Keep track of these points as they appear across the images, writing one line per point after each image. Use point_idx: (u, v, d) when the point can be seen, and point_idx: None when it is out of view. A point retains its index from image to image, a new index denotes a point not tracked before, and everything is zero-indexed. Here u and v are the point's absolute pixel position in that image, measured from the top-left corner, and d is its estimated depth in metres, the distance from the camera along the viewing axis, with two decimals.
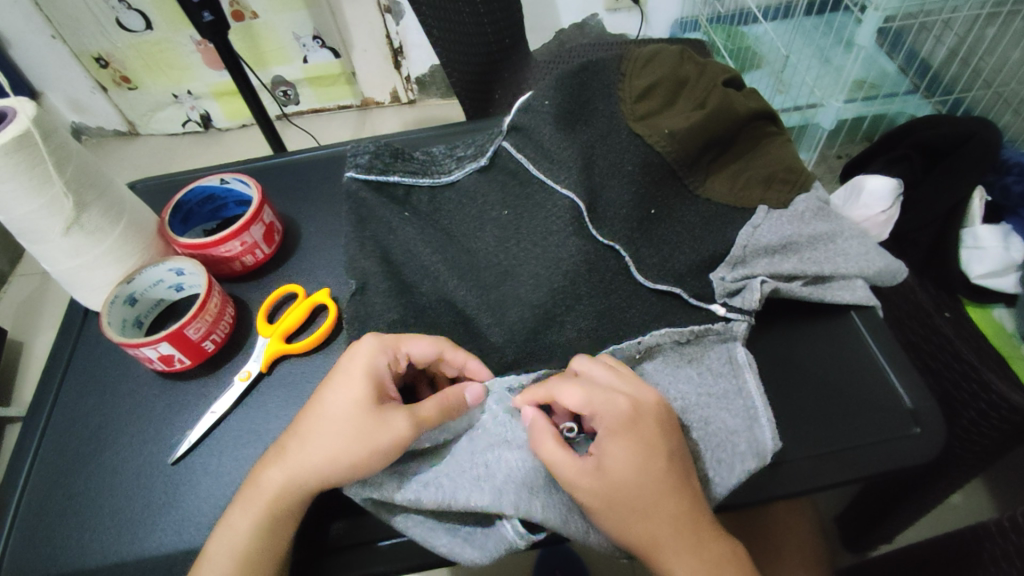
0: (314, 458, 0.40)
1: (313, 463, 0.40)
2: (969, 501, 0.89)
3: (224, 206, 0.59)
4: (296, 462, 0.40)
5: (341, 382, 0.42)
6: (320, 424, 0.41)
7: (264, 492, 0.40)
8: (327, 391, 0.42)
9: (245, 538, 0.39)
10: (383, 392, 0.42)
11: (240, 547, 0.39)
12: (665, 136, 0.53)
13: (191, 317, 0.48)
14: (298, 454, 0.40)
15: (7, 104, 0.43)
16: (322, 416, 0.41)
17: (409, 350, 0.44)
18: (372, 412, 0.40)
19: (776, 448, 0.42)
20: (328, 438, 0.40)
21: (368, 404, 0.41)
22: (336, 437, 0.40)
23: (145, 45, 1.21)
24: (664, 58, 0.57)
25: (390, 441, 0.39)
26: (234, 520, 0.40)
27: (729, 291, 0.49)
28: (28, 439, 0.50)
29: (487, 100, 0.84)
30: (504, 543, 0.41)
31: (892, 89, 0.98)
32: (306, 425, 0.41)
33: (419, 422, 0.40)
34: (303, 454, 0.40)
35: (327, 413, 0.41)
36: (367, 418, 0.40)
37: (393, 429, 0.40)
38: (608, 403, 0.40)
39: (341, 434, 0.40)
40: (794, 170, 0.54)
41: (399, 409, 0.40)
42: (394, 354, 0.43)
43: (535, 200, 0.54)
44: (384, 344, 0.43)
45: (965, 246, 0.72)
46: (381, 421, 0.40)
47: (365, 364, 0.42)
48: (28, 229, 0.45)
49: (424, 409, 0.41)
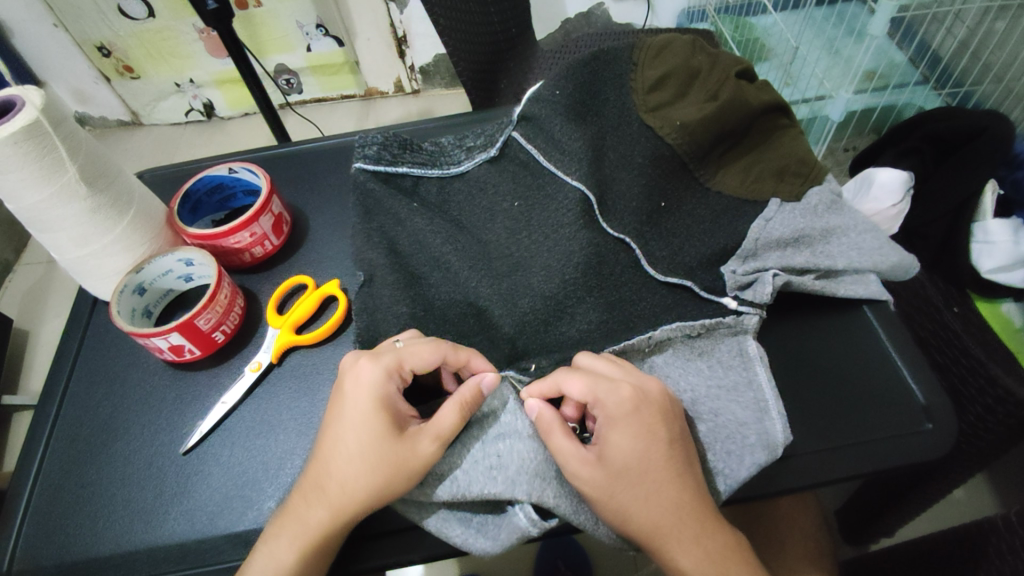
0: (352, 492, 0.39)
1: (352, 497, 0.39)
2: (973, 496, 0.89)
3: (233, 196, 0.59)
4: (336, 499, 0.39)
5: (353, 412, 0.41)
6: (346, 459, 0.40)
7: (311, 529, 0.39)
8: (340, 421, 0.41)
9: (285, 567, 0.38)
10: (398, 417, 0.41)
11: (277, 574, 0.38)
12: (676, 129, 0.52)
13: (202, 308, 0.48)
14: (332, 487, 0.40)
15: (15, 91, 0.42)
16: (346, 450, 0.40)
17: (413, 366, 0.42)
18: (396, 441, 0.40)
19: (786, 441, 0.42)
20: (363, 474, 0.39)
21: (389, 433, 0.40)
22: (369, 473, 0.39)
23: (148, 33, 1.20)
24: (676, 48, 0.56)
25: (424, 466, 0.39)
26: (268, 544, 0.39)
27: (740, 284, 0.48)
28: (38, 429, 0.50)
29: (494, 89, 0.83)
30: (516, 532, 0.40)
31: (901, 79, 0.97)
32: (329, 456, 0.40)
33: (444, 438, 0.40)
34: (339, 490, 0.40)
35: (353, 448, 0.40)
36: (390, 448, 0.39)
37: (423, 454, 0.39)
38: (611, 391, 0.40)
39: (373, 470, 0.39)
40: (806, 163, 0.53)
41: (422, 434, 0.40)
42: (399, 376, 0.42)
43: (545, 192, 0.54)
44: (387, 368, 0.42)
45: (975, 241, 0.71)
46: (410, 451, 0.39)
47: (377, 396, 0.41)
48: (37, 218, 0.44)
49: (446, 425, 0.40)
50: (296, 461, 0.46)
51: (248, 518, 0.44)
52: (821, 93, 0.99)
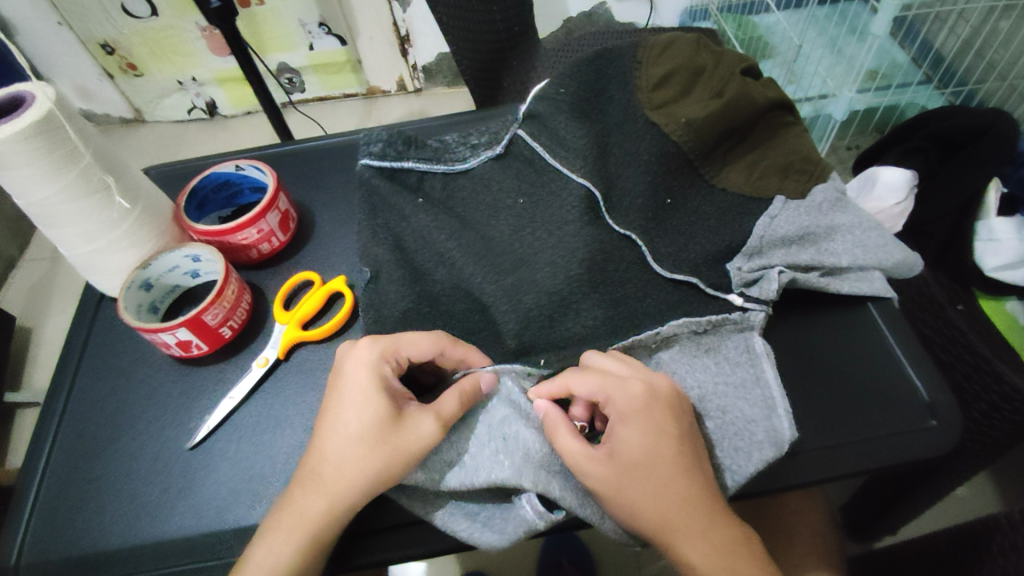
0: (351, 479, 0.39)
1: (351, 483, 0.39)
2: (975, 494, 0.90)
3: (239, 193, 0.59)
4: (334, 486, 0.39)
5: (353, 398, 0.41)
6: (347, 444, 0.40)
7: (307, 520, 0.39)
8: (340, 408, 0.41)
9: (284, 563, 0.38)
10: (397, 398, 0.41)
11: (277, 569, 0.38)
12: (682, 126, 0.52)
13: (209, 303, 0.48)
14: (332, 476, 0.40)
15: (27, 87, 0.43)
16: (345, 435, 0.40)
17: (410, 353, 0.43)
18: (395, 423, 0.40)
19: (793, 437, 0.42)
20: (364, 457, 0.39)
21: (388, 415, 0.40)
22: (370, 457, 0.39)
23: (152, 31, 1.20)
24: (682, 45, 0.56)
25: (425, 447, 0.40)
26: (271, 541, 0.39)
27: (746, 281, 0.49)
28: (44, 424, 0.50)
29: (496, 88, 0.84)
30: (524, 524, 0.40)
31: (904, 79, 0.98)
32: (328, 444, 0.40)
33: (446, 420, 0.41)
34: (339, 476, 0.39)
35: (353, 431, 0.40)
36: (388, 430, 0.40)
37: (424, 434, 0.40)
38: (622, 388, 0.41)
39: (373, 454, 0.39)
40: (811, 160, 0.54)
41: (423, 414, 0.40)
42: (395, 361, 0.43)
43: (550, 188, 0.54)
44: (384, 352, 0.42)
45: (979, 239, 0.71)
46: (410, 430, 0.40)
47: (376, 378, 0.41)
48: (45, 214, 0.45)
49: (448, 407, 0.41)
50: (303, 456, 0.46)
51: (254, 513, 0.44)
52: (825, 93, 1.00)
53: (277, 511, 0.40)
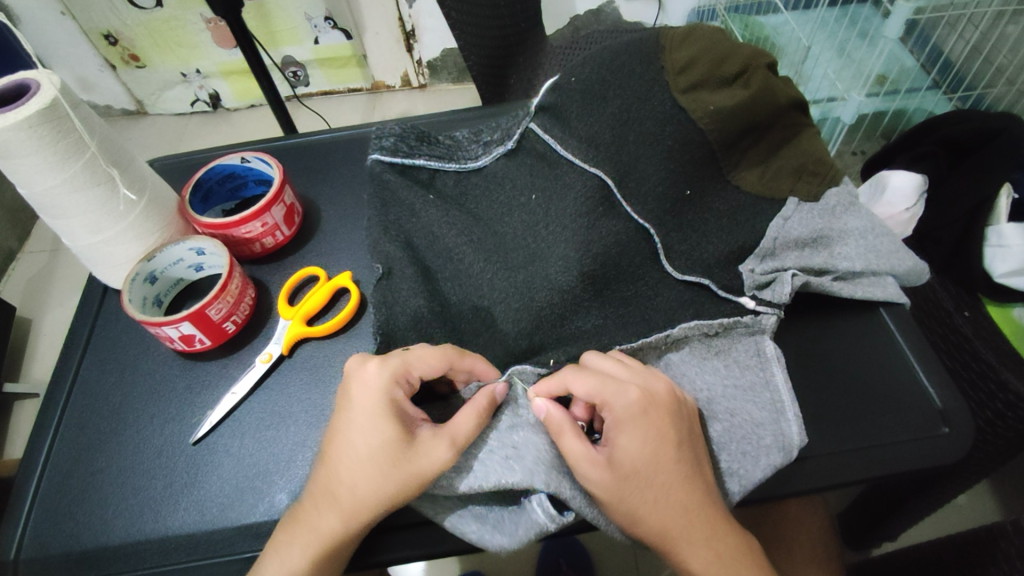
0: (364, 497, 0.39)
1: (364, 501, 0.39)
2: (976, 502, 0.89)
3: (244, 185, 0.58)
4: (347, 505, 0.39)
5: (361, 419, 0.40)
6: (357, 464, 0.39)
7: (319, 538, 0.39)
8: (348, 428, 0.40)
9: None
10: (409, 420, 0.41)
11: None
12: (709, 114, 0.50)
13: (213, 298, 0.48)
14: (342, 493, 0.39)
15: (30, 75, 0.42)
16: (355, 456, 0.39)
17: (421, 373, 0.42)
18: (404, 444, 0.39)
19: (802, 443, 0.42)
20: (376, 477, 0.39)
21: (398, 437, 0.39)
22: (381, 477, 0.39)
23: (155, 22, 1.19)
24: (705, 30, 0.52)
25: (437, 469, 0.38)
26: (283, 552, 0.39)
27: (758, 283, 0.49)
28: (47, 417, 0.49)
29: (504, 86, 0.83)
30: (535, 528, 0.40)
31: (912, 84, 0.97)
32: (337, 463, 0.40)
33: (460, 445, 0.39)
34: (352, 496, 0.39)
35: (363, 453, 0.39)
36: (398, 452, 0.39)
37: (436, 459, 0.39)
38: (620, 394, 0.40)
39: (385, 476, 0.39)
40: (824, 163, 0.53)
41: (434, 436, 0.39)
42: (407, 383, 0.42)
43: (563, 182, 0.52)
44: (396, 374, 0.41)
45: (989, 245, 0.69)
46: (421, 453, 0.39)
47: (386, 399, 0.40)
48: (50, 204, 0.44)
49: (463, 431, 0.40)
50: (307, 454, 0.46)
51: (259, 511, 0.44)
52: (833, 95, 0.99)
53: (290, 523, 0.40)
